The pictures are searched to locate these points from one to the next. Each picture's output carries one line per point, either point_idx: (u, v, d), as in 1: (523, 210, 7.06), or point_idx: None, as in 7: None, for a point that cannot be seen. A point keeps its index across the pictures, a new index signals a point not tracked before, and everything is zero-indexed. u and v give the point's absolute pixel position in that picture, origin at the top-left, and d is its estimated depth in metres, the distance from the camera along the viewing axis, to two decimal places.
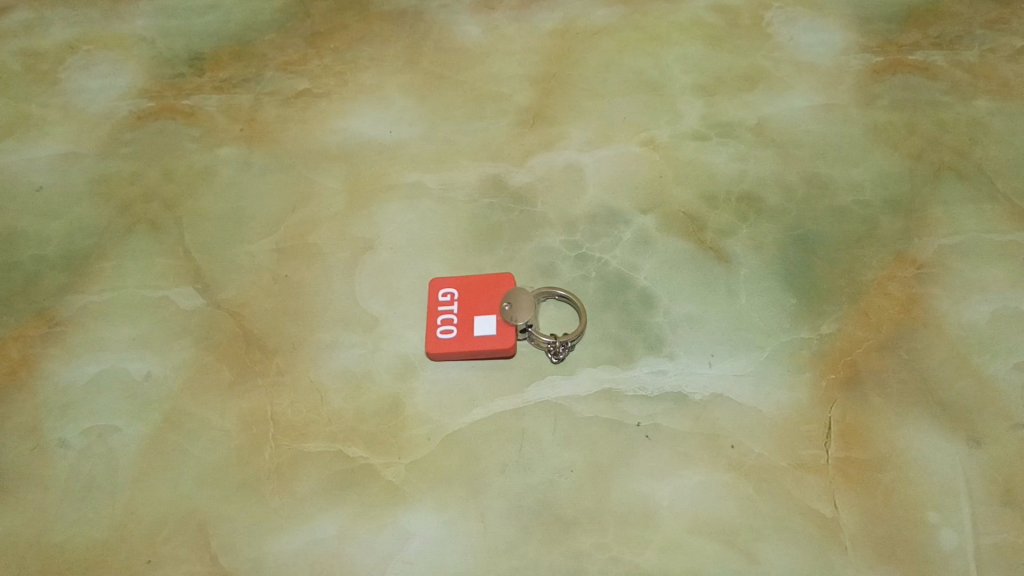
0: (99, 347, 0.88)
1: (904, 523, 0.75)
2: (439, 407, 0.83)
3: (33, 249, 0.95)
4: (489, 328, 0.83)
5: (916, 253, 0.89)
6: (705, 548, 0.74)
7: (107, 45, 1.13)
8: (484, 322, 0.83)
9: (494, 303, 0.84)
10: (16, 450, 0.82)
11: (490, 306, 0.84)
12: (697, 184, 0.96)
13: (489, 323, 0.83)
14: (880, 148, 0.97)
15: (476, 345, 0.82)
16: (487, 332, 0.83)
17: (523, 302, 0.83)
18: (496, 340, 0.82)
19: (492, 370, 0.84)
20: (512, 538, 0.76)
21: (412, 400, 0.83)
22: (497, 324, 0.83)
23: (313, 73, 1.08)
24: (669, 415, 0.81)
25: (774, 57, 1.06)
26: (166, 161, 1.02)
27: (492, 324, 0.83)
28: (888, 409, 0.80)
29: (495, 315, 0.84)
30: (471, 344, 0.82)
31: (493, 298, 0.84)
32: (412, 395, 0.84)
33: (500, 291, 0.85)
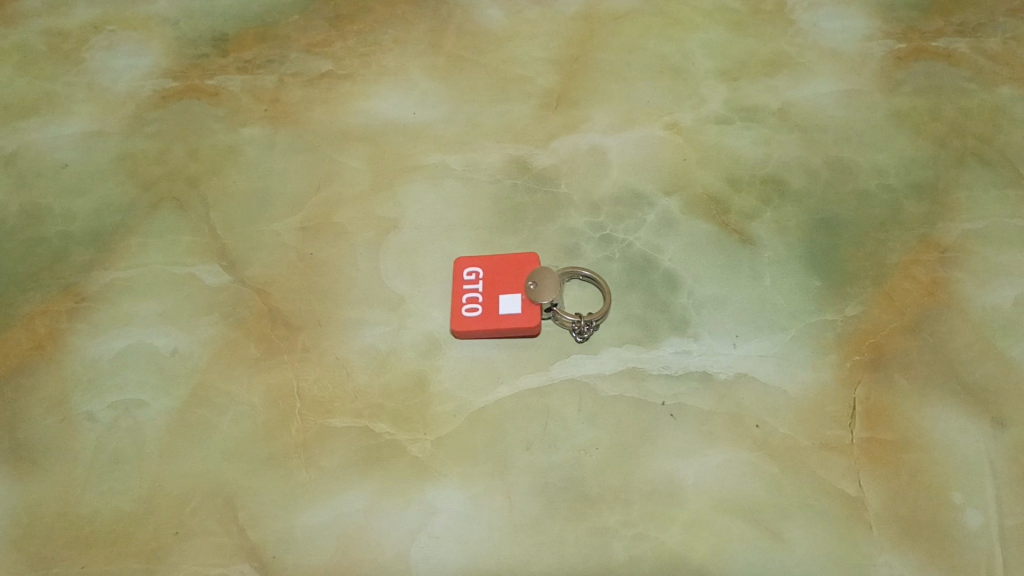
0: (125, 322, 0.89)
1: (928, 504, 0.75)
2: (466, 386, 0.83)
3: (59, 225, 0.96)
4: (513, 306, 0.83)
5: (940, 237, 0.90)
6: (729, 525, 0.75)
7: (130, 25, 1.13)
8: (508, 300, 0.84)
9: (519, 281, 0.84)
10: (43, 423, 0.83)
11: (514, 284, 0.84)
12: (721, 168, 0.96)
13: (513, 301, 0.83)
14: (903, 134, 0.97)
15: (502, 323, 0.83)
16: (511, 310, 0.83)
17: (547, 280, 0.83)
18: (520, 318, 0.83)
19: (517, 348, 0.85)
20: (538, 514, 0.76)
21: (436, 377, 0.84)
22: (522, 302, 0.83)
23: (336, 56, 1.08)
24: (693, 395, 0.81)
25: (797, 43, 1.05)
26: (190, 140, 1.02)
27: (517, 302, 0.83)
28: (912, 391, 0.80)
29: (519, 293, 0.84)
30: (497, 323, 0.83)
31: (517, 276, 0.84)
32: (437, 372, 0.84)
33: (524, 269, 0.85)
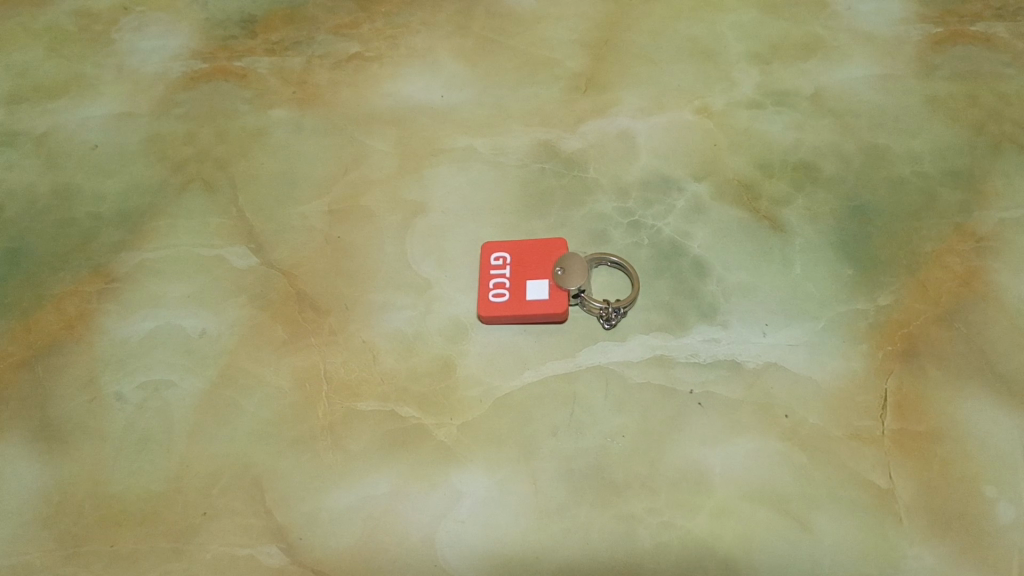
0: (154, 303, 0.89)
1: (960, 496, 0.74)
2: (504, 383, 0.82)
3: (89, 206, 0.97)
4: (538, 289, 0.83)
5: (975, 225, 0.88)
6: (756, 515, 0.74)
7: (159, 6, 1.13)
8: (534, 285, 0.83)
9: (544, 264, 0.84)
10: (73, 403, 0.84)
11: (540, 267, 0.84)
12: (752, 153, 0.94)
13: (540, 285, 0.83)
14: (939, 119, 0.96)
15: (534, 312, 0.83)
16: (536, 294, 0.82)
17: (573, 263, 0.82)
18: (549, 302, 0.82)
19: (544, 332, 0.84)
20: (564, 500, 0.76)
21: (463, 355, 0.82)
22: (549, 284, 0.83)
23: (364, 38, 1.08)
24: (722, 383, 0.81)
25: (832, 26, 1.03)
26: (218, 122, 1.02)
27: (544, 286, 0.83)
28: (945, 381, 0.79)
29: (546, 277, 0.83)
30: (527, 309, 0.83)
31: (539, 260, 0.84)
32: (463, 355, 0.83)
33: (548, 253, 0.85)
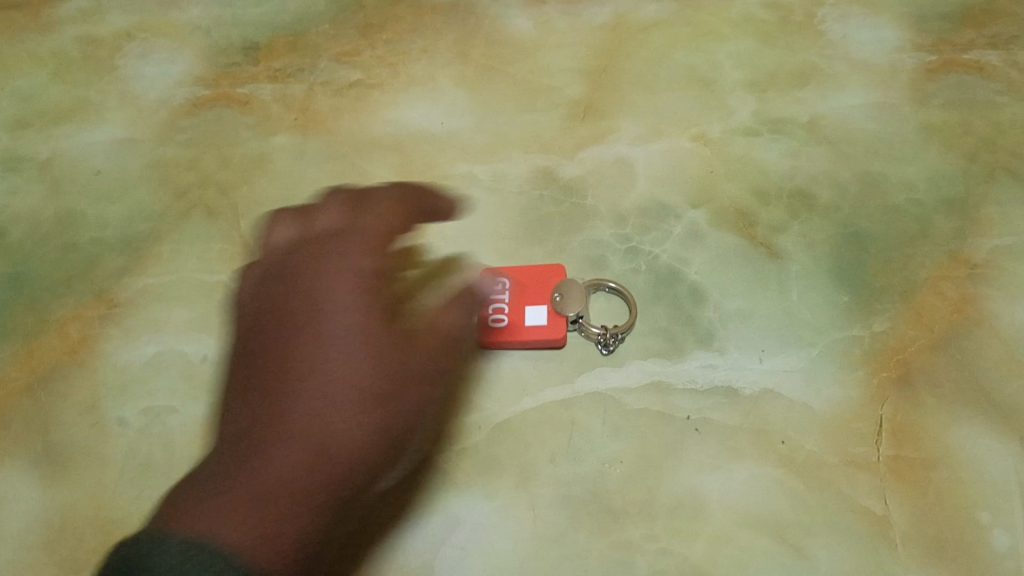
0: (157, 329, 0.90)
1: (955, 523, 0.75)
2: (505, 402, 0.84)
3: (93, 232, 0.98)
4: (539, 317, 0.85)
5: (970, 253, 0.89)
6: (753, 542, 0.75)
7: (163, 32, 1.14)
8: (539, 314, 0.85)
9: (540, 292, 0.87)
10: (76, 428, 0.85)
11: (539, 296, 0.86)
12: (748, 180, 0.95)
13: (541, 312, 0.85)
14: (933, 147, 0.97)
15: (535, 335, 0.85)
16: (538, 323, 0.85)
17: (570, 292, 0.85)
18: (548, 328, 0.85)
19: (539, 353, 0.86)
20: (562, 526, 0.77)
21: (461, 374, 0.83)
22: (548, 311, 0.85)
23: (366, 64, 1.09)
24: (718, 409, 0.81)
25: (827, 53, 1.05)
26: (221, 148, 1.03)
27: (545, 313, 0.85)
28: (940, 408, 0.80)
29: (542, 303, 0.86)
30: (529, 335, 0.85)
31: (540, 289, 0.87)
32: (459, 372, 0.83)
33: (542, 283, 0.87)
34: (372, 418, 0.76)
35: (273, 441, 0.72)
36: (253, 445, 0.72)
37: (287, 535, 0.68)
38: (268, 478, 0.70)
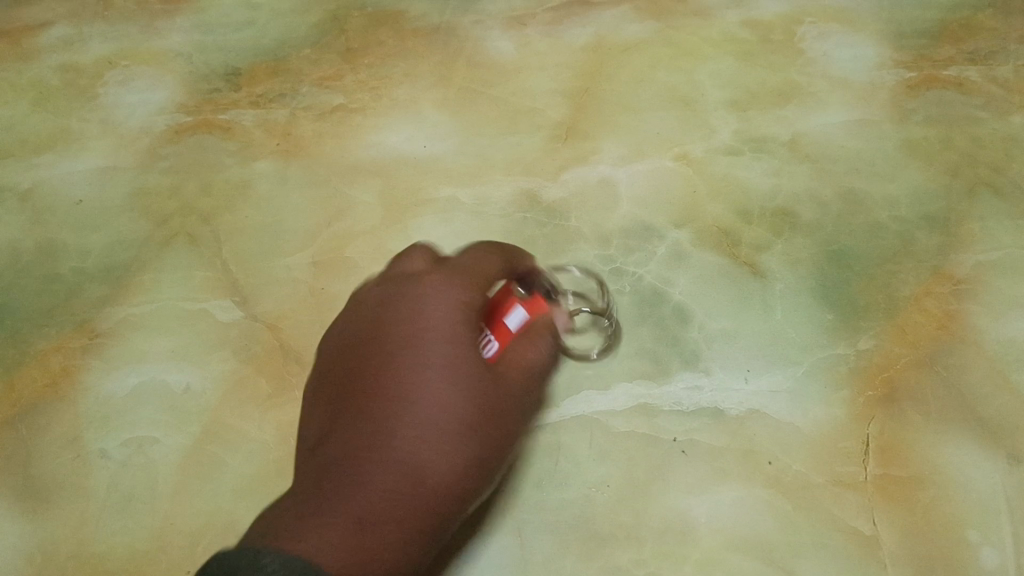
0: (139, 359, 0.90)
1: (944, 541, 0.75)
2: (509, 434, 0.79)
3: (74, 262, 0.97)
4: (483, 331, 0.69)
5: (952, 269, 0.89)
6: (742, 565, 0.75)
7: (142, 58, 1.13)
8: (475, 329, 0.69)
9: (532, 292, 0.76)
10: (57, 461, 0.84)
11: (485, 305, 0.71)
12: (730, 200, 0.95)
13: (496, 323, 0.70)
14: (914, 164, 0.97)
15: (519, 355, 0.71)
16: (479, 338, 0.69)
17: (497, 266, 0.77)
18: None
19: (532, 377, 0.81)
20: (549, 553, 0.76)
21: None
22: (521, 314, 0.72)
23: (347, 88, 1.09)
24: (705, 431, 0.81)
25: (808, 71, 1.05)
26: (202, 175, 1.03)
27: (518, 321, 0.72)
28: (927, 426, 0.80)
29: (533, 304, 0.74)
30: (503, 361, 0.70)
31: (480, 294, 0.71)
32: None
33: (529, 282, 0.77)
34: (463, 447, 0.64)
35: (336, 480, 0.61)
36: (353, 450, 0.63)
37: (376, 505, 0.60)
38: (357, 506, 0.60)
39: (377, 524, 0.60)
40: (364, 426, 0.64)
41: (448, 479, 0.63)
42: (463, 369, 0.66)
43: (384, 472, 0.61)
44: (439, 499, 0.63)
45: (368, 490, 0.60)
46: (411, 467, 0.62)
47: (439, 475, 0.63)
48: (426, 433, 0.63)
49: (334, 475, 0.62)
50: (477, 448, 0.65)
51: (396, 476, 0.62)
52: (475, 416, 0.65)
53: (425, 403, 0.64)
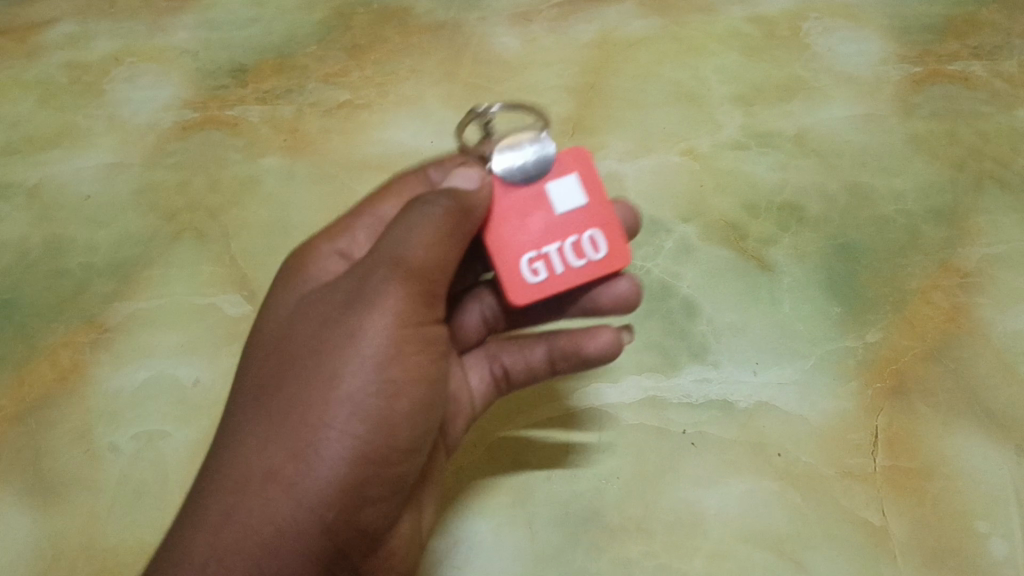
0: (148, 353, 0.91)
1: (954, 532, 0.75)
2: (605, 355, 0.75)
3: (82, 257, 0.97)
4: (510, 254, 0.70)
5: (959, 262, 0.90)
6: (753, 556, 0.75)
7: (145, 52, 1.13)
8: (501, 258, 0.70)
9: (584, 170, 0.72)
10: (68, 455, 0.85)
11: (513, 220, 0.70)
12: (737, 194, 0.96)
13: (527, 241, 0.70)
14: (920, 158, 0.97)
15: (573, 264, 0.70)
16: (502, 264, 0.70)
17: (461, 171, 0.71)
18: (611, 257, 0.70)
19: (619, 287, 0.76)
20: (559, 545, 0.77)
21: (538, 339, 0.79)
22: (560, 210, 0.71)
23: (354, 84, 1.08)
24: (714, 423, 0.81)
25: (814, 67, 1.05)
26: (209, 171, 1.02)
27: (561, 222, 0.70)
28: (935, 417, 0.81)
29: (582, 185, 0.71)
30: (551, 279, 0.69)
31: (504, 211, 0.71)
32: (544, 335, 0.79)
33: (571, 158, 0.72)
34: (333, 416, 0.63)
35: (225, 451, 0.65)
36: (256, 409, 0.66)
37: (235, 529, 0.62)
38: (235, 470, 0.64)
39: (234, 541, 0.62)
40: (244, 404, 0.67)
41: (321, 489, 0.63)
42: (337, 361, 0.64)
43: (250, 496, 0.63)
44: (303, 515, 0.62)
45: (235, 520, 0.63)
46: (276, 484, 0.63)
47: (308, 488, 0.62)
48: (287, 446, 0.63)
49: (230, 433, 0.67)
50: (358, 446, 0.63)
51: (276, 502, 0.62)
52: (354, 417, 0.63)
53: (286, 408, 0.64)
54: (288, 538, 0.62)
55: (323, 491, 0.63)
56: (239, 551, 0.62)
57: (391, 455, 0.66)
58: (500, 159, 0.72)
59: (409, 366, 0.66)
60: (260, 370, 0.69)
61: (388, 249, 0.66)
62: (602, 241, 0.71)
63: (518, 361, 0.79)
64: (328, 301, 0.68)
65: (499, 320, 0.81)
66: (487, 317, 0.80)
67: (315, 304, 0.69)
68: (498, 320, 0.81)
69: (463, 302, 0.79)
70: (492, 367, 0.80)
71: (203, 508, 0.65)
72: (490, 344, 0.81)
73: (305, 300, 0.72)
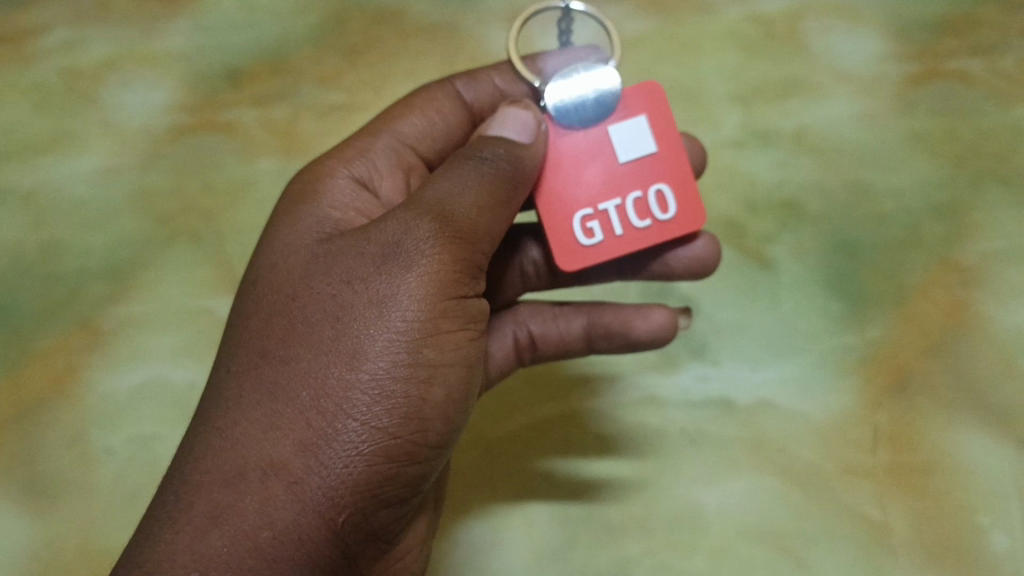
0: (142, 356, 0.91)
1: (956, 527, 0.76)
2: (652, 336, 0.78)
3: (76, 261, 0.97)
4: (566, 211, 0.69)
5: (959, 258, 0.89)
6: (751, 551, 0.77)
7: (135, 53, 1.09)
8: (556, 214, 0.69)
9: (652, 119, 0.70)
10: (63, 459, 0.86)
11: (571, 173, 0.69)
12: (737, 191, 0.95)
13: (585, 198, 0.69)
14: (920, 154, 0.96)
15: (636, 224, 0.69)
16: (556, 220, 0.69)
17: (510, 114, 0.66)
18: (678, 216, 0.70)
19: (688, 253, 0.77)
20: (558, 542, 0.79)
21: (575, 311, 0.80)
22: (624, 165, 0.69)
23: (349, 87, 1.06)
24: (714, 422, 0.83)
25: (812, 65, 1.02)
26: (204, 175, 1.01)
27: (624, 179, 0.69)
28: (936, 413, 0.81)
29: (649, 137, 0.70)
30: (608, 239, 0.69)
31: (561, 163, 0.69)
32: (582, 308, 0.81)
33: (641, 106, 0.70)
34: (350, 398, 0.56)
35: (221, 425, 0.58)
36: (251, 391, 0.58)
37: (223, 539, 0.54)
38: (228, 457, 0.56)
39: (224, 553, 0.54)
40: (240, 382, 0.59)
41: (330, 489, 0.55)
42: (364, 332, 0.58)
43: (245, 492, 0.55)
44: (307, 521, 0.55)
45: (223, 523, 0.54)
46: (279, 479, 0.55)
47: (314, 487, 0.55)
48: (296, 431, 0.56)
49: (223, 414, 0.59)
50: (381, 438, 0.56)
51: (276, 501, 0.55)
52: (379, 401, 0.56)
53: (300, 382, 0.57)
54: (286, 547, 0.54)
55: (334, 492, 0.55)
56: (225, 558, 0.53)
57: (418, 453, 0.58)
58: (557, 94, 0.69)
59: (445, 345, 0.59)
60: (260, 340, 0.60)
61: (432, 201, 0.62)
62: (670, 199, 0.70)
63: (550, 331, 0.80)
64: (348, 260, 0.61)
65: (540, 275, 0.81)
66: (529, 270, 0.80)
67: (329, 262, 0.62)
68: (540, 274, 0.81)
69: (509, 255, 0.79)
70: (517, 333, 0.80)
71: (185, 504, 0.56)
72: (520, 307, 0.82)
73: (313, 255, 0.64)
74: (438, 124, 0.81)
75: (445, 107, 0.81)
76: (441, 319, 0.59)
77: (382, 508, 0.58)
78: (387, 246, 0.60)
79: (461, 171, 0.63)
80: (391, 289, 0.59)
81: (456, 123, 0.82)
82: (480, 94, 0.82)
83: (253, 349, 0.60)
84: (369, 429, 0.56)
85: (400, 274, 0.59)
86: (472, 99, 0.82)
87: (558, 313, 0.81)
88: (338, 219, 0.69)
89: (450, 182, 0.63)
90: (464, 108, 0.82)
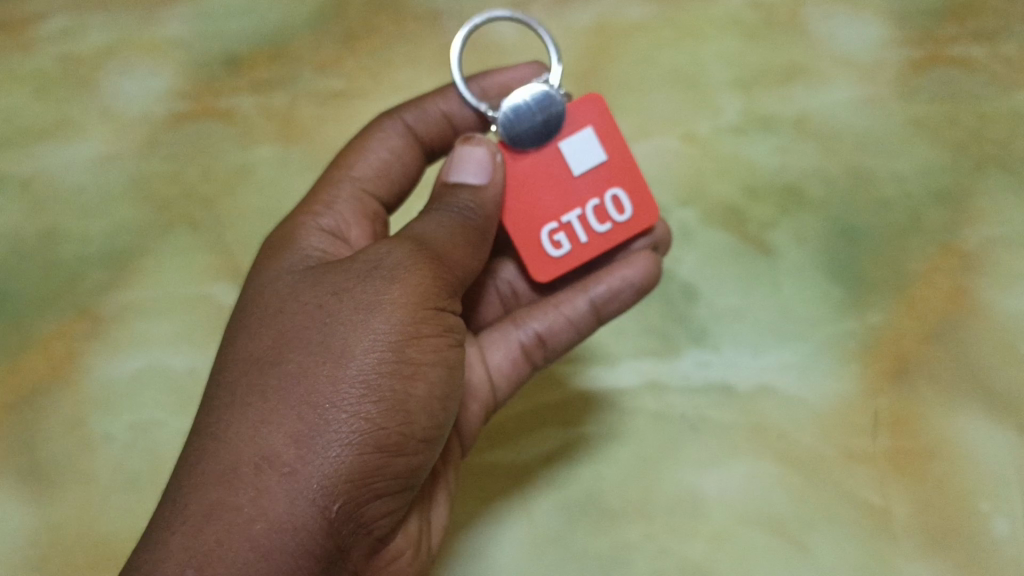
0: (143, 342, 0.91)
1: (955, 513, 0.77)
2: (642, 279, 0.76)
3: (75, 248, 0.97)
4: (532, 229, 0.70)
5: (960, 244, 0.89)
6: (749, 536, 0.78)
7: (130, 38, 1.07)
8: (523, 233, 0.70)
9: (599, 129, 0.70)
10: (63, 444, 0.86)
11: (530, 193, 0.69)
12: (737, 177, 0.94)
13: (547, 213, 0.70)
14: (922, 140, 0.95)
15: (597, 230, 0.70)
16: (525, 239, 0.70)
17: (465, 153, 0.67)
18: (635, 215, 0.71)
19: (644, 241, 0.79)
20: (559, 529, 0.80)
21: (574, 289, 0.77)
22: (578, 176, 0.70)
23: (349, 73, 1.05)
24: (715, 407, 0.83)
25: (814, 51, 1.00)
26: (202, 162, 1.01)
27: (580, 190, 0.70)
28: (937, 399, 0.81)
29: (599, 145, 0.70)
30: (575, 248, 0.70)
31: (520, 185, 0.69)
32: (580, 284, 0.77)
33: (586, 116, 0.69)
34: (339, 392, 0.56)
35: (209, 429, 0.58)
36: (240, 393, 0.58)
37: (219, 535, 0.53)
38: (220, 457, 0.56)
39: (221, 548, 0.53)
40: (227, 388, 0.59)
41: (323, 479, 0.55)
42: (351, 330, 0.58)
43: (238, 487, 0.55)
44: (301, 511, 0.54)
45: (218, 519, 0.54)
46: (273, 471, 0.55)
47: (309, 478, 0.55)
48: (286, 426, 0.56)
49: (212, 419, 0.58)
50: (370, 430, 0.56)
51: (270, 492, 0.54)
52: (368, 394, 0.57)
53: (287, 380, 0.57)
54: (281, 536, 0.54)
55: (328, 482, 0.55)
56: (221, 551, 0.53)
57: (405, 448, 0.58)
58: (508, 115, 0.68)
59: (428, 345, 0.60)
60: (247, 346, 0.60)
61: (409, 235, 0.63)
62: (626, 201, 0.71)
63: (553, 324, 0.76)
64: (332, 275, 0.62)
65: (520, 295, 0.84)
66: (507, 291, 0.84)
67: (314, 278, 0.62)
68: (519, 294, 0.84)
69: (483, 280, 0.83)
70: (520, 337, 0.77)
71: (180, 505, 0.56)
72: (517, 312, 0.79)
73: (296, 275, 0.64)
74: (391, 162, 0.79)
75: (395, 143, 0.79)
76: (424, 321, 0.60)
77: (375, 500, 0.58)
78: (370, 261, 0.61)
79: (434, 217, 0.65)
80: (375, 294, 0.59)
81: (408, 158, 0.80)
82: (427, 124, 0.80)
83: (240, 355, 0.60)
84: (359, 420, 0.56)
85: (384, 283, 0.60)
86: (420, 130, 0.80)
87: (559, 301, 0.77)
88: (318, 255, 0.69)
89: (427, 222, 0.65)
90: (411, 142, 0.80)
